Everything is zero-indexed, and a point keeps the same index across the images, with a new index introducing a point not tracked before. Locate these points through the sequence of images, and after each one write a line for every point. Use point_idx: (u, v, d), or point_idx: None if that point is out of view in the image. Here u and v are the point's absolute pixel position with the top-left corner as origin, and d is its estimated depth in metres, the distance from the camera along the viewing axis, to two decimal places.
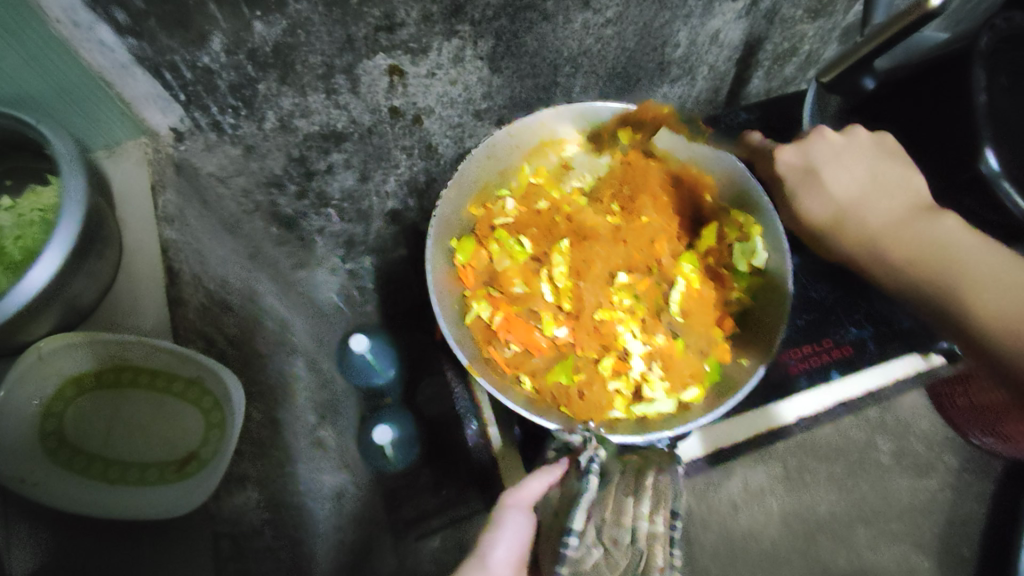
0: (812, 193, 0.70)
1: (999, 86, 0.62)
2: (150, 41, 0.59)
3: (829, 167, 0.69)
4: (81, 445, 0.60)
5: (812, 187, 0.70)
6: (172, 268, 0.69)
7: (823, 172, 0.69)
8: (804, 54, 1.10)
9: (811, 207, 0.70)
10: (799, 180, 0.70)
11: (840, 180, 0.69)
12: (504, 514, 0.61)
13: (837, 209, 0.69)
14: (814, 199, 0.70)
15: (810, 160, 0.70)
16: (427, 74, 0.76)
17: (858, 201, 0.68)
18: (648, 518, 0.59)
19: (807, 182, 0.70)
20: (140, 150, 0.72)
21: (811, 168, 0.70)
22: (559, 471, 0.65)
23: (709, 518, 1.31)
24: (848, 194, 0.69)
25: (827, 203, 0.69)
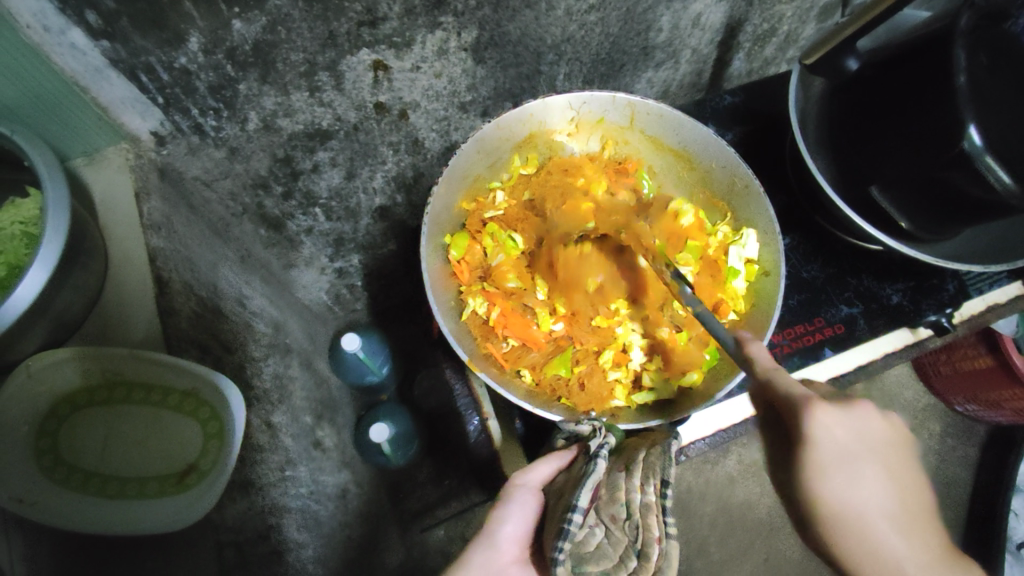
0: (851, 494, 0.45)
1: (980, 63, 0.63)
2: (123, 43, 0.57)
3: (846, 475, 0.45)
4: (76, 461, 0.59)
5: (847, 488, 0.45)
6: (161, 278, 0.67)
7: (855, 495, 0.45)
8: (783, 35, 1.08)
9: (846, 502, 0.45)
10: (836, 465, 0.45)
11: (863, 501, 0.45)
12: (512, 492, 0.63)
13: (873, 551, 0.44)
14: (847, 488, 0.45)
15: (852, 446, 0.45)
16: (411, 67, 0.75)
17: (892, 526, 0.45)
18: (641, 490, 0.56)
19: (850, 479, 0.45)
20: (121, 156, 0.70)
21: (850, 454, 0.45)
22: (569, 455, 0.65)
23: (707, 493, 1.33)
24: (869, 511, 0.45)
25: (866, 527, 0.45)
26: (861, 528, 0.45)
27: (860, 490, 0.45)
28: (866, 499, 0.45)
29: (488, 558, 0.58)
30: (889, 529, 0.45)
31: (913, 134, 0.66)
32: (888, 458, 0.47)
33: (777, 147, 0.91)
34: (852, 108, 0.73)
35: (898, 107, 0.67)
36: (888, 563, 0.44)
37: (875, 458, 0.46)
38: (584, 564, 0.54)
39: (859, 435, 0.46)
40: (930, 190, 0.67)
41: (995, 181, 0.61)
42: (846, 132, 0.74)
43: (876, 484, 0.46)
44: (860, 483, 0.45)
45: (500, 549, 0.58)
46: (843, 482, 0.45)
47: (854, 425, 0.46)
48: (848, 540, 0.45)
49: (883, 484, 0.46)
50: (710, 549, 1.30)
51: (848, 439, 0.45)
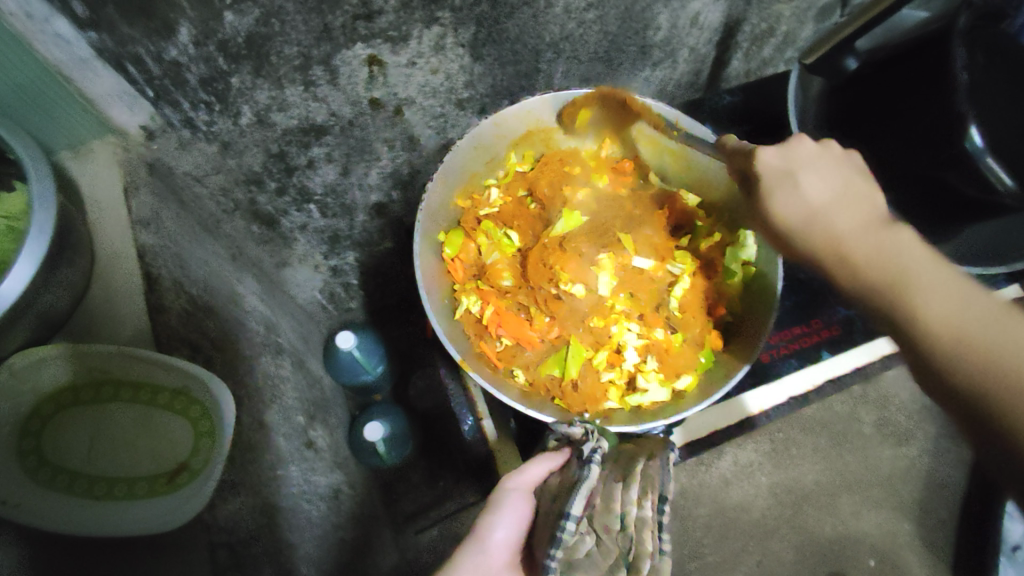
0: (791, 193, 0.57)
1: (977, 63, 0.63)
2: (111, 32, 0.56)
3: (808, 173, 0.57)
4: (62, 462, 0.58)
5: (789, 193, 0.57)
6: (150, 274, 0.66)
7: (799, 192, 0.57)
8: (781, 35, 1.08)
9: (804, 193, 0.57)
10: (809, 220, 0.56)
11: (816, 187, 0.57)
12: (503, 495, 0.61)
13: (914, 282, 0.52)
14: (810, 179, 0.57)
15: (793, 161, 0.58)
16: (407, 63, 0.74)
17: (846, 226, 0.56)
18: (637, 503, 0.55)
19: (788, 180, 0.57)
20: (109, 150, 0.69)
21: (788, 169, 0.57)
22: (560, 457, 0.64)
23: (702, 494, 1.33)
24: (823, 200, 0.56)
25: (810, 216, 0.56)
26: (803, 206, 0.57)
27: (823, 181, 0.57)
28: (816, 187, 0.57)
29: (477, 563, 0.56)
30: (828, 217, 0.56)
31: (909, 136, 0.66)
32: (851, 171, 0.58)
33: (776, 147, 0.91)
34: (850, 107, 0.73)
35: (897, 106, 0.67)
36: (856, 262, 0.54)
37: (828, 168, 0.58)
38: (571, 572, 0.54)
39: (839, 169, 0.58)
40: (926, 190, 0.68)
41: (995, 183, 0.60)
42: (844, 132, 0.74)
43: (826, 191, 0.57)
44: (807, 176, 0.57)
45: (491, 555, 0.57)
46: (795, 183, 0.57)
47: (797, 158, 0.58)
48: (824, 243, 0.56)
49: (817, 185, 0.57)
50: (703, 551, 1.30)
51: (809, 182, 0.57)
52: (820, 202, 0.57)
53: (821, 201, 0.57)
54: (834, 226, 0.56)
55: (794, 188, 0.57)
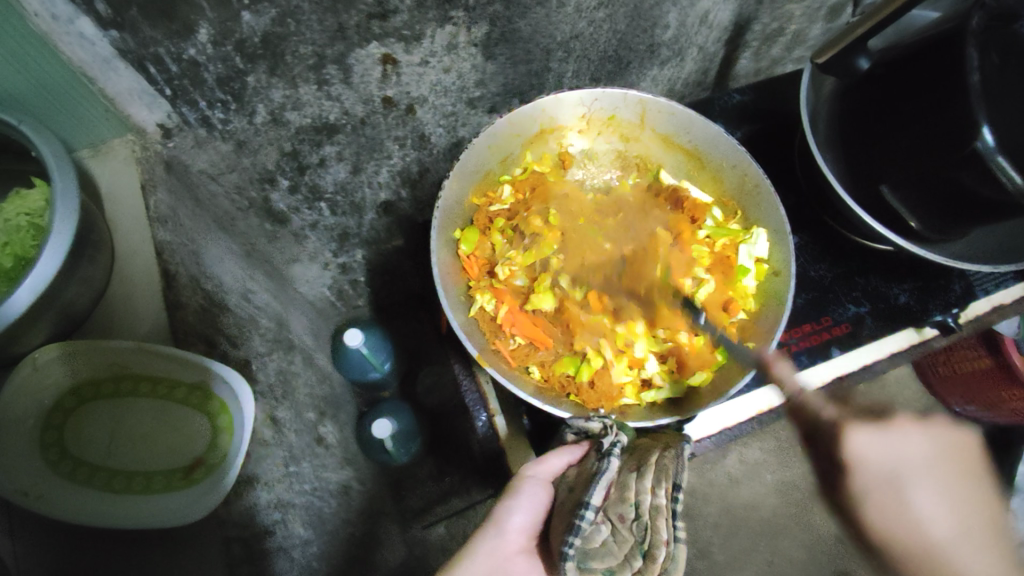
0: (906, 512, 0.54)
1: (992, 64, 0.62)
2: (132, 33, 0.57)
3: (913, 481, 0.55)
4: (83, 455, 0.59)
5: (892, 507, 0.55)
6: (167, 270, 0.67)
7: (908, 509, 0.54)
8: (790, 35, 1.08)
9: (933, 522, 0.54)
10: (887, 491, 0.55)
11: (925, 504, 0.55)
12: (521, 484, 0.63)
13: (944, 563, 0.52)
14: (879, 457, 0.56)
15: (896, 464, 0.56)
16: (420, 62, 0.74)
17: (949, 538, 0.53)
18: (651, 491, 0.55)
19: (894, 493, 0.55)
20: (127, 147, 0.70)
21: (892, 473, 0.56)
22: (581, 449, 0.64)
23: (708, 492, 1.34)
24: (938, 536, 0.53)
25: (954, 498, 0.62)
26: (917, 526, 0.53)
27: (935, 504, 0.55)
28: (932, 504, 0.55)
29: (495, 546, 0.58)
30: (936, 535, 0.53)
31: (923, 133, 0.66)
32: (952, 472, 0.58)
33: (785, 146, 0.91)
34: (861, 107, 0.74)
35: (907, 108, 0.68)
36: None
37: (884, 453, 0.56)
38: (588, 559, 0.55)
39: (922, 476, 0.56)
40: (937, 189, 0.68)
41: (1005, 181, 0.61)
42: (857, 130, 0.74)
43: (947, 496, 0.56)
44: (920, 493, 0.55)
45: (510, 541, 0.59)
46: (900, 491, 0.55)
47: (884, 460, 0.56)
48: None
49: (926, 491, 0.55)
50: (710, 550, 1.30)
51: (886, 463, 0.56)
52: (936, 535, 0.53)
53: (937, 524, 0.54)
54: (950, 539, 0.53)
55: (904, 503, 0.54)
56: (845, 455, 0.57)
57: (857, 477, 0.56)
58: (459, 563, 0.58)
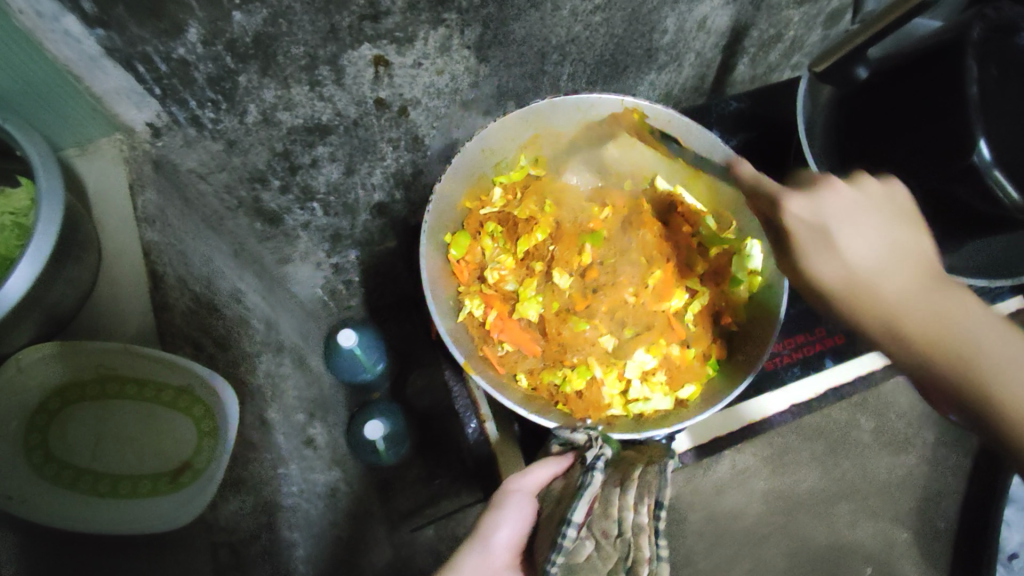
0: (850, 234, 0.54)
1: (990, 76, 0.62)
2: (120, 31, 0.56)
3: (846, 229, 0.54)
4: (68, 458, 0.58)
5: (820, 249, 0.55)
6: (154, 271, 0.66)
7: (852, 233, 0.54)
8: (788, 41, 1.07)
9: (857, 253, 0.54)
10: (841, 220, 0.55)
11: (859, 247, 0.54)
12: (506, 497, 0.62)
13: (876, 299, 0.53)
14: (849, 236, 0.54)
15: (826, 220, 0.55)
16: (413, 64, 0.73)
17: (877, 272, 0.54)
18: (634, 509, 0.55)
19: (823, 240, 0.55)
20: (115, 147, 0.69)
21: (823, 228, 0.55)
22: (565, 461, 0.64)
23: (697, 499, 1.30)
24: (867, 267, 0.53)
25: (848, 271, 0.54)
26: (860, 275, 0.53)
27: (865, 242, 0.54)
28: (926, 299, 0.52)
29: (481, 563, 0.57)
30: (868, 267, 0.53)
31: (920, 145, 0.66)
32: (891, 214, 0.57)
33: (781, 154, 0.90)
34: (857, 116, 0.73)
35: (904, 118, 0.68)
36: (973, 354, 0.50)
37: (863, 209, 0.56)
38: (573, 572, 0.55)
39: (859, 233, 0.55)
40: (934, 202, 0.67)
41: (1002, 195, 0.61)
42: (855, 140, 0.74)
43: (881, 236, 0.55)
44: (850, 228, 0.54)
45: (494, 557, 0.58)
46: (833, 245, 0.54)
47: (823, 207, 0.56)
48: (989, 378, 0.49)
49: (870, 230, 0.55)
50: (698, 555, 1.30)
51: (861, 232, 0.55)
52: (864, 266, 0.54)
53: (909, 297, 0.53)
54: (882, 268, 0.54)
55: (838, 252, 0.54)
56: (786, 223, 0.56)
57: (799, 236, 0.55)
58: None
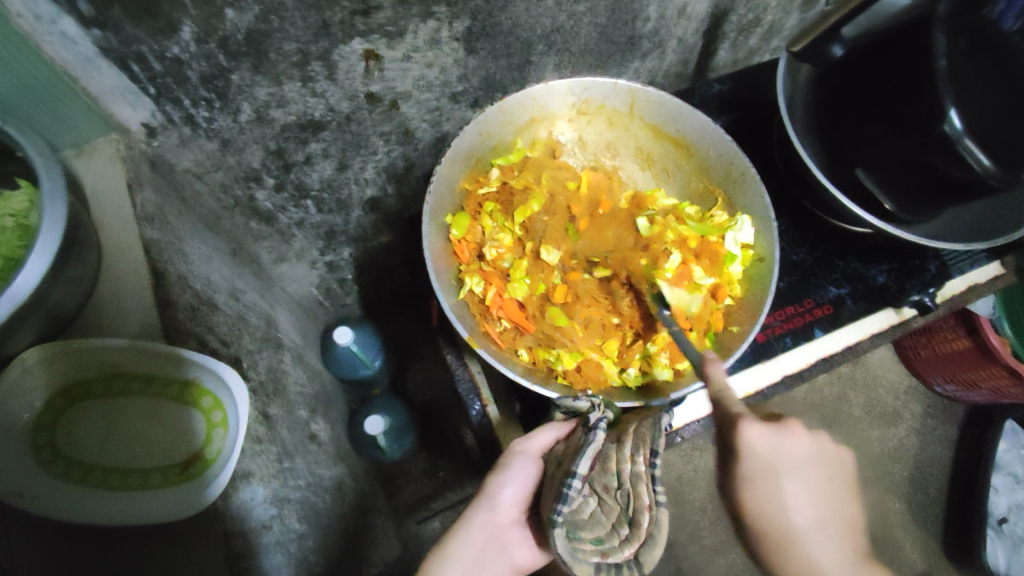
0: (774, 498, 0.53)
1: (959, 48, 0.67)
2: (116, 32, 0.57)
3: (779, 484, 0.53)
4: (77, 456, 0.59)
5: (770, 495, 0.53)
6: (156, 268, 0.67)
7: (783, 494, 0.53)
8: (767, 25, 1.10)
9: (785, 513, 0.53)
10: (768, 474, 0.53)
11: (798, 504, 0.53)
12: (512, 458, 0.66)
13: (783, 531, 0.53)
14: (790, 496, 0.53)
15: (779, 459, 0.53)
16: (404, 57, 0.75)
17: (799, 534, 0.53)
18: (631, 460, 0.58)
19: (772, 480, 0.53)
20: (111, 147, 0.69)
21: (776, 466, 0.53)
22: (567, 424, 0.67)
23: (698, 478, 1.36)
24: (795, 525, 0.53)
25: (779, 522, 0.53)
26: (809, 560, 0.52)
27: (807, 495, 0.54)
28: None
29: (489, 519, 0.65)
30: (803, 533, 0.53)
31: (893, 119, 0.69)
32: (830, 477, 0.56)
33: (761, 134, 0.92)
34: (836, 92, 0.76)
35: (880, 93, 0.70)
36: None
37: (795, 463, 0.54)
38: (578, 530, 0.55)
39: (796, 477, 0.54)
40: (909, 172, 0.70)
41: (972, 163, 0.64)
42: (835, 114, 0.76)
43: (811, 494, 0.54)
44: (789, 494, 0.53)
45: (500, 512, 0.65)
46: (774, 490, 0.53)
47: (778, 449, 0.54)
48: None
49: (808, 502, 0.54)
50: (701, 534, 1.33)
51: (799, 488, 0.54)
52: (792, 521, 0.53)
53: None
54: (833, 566, 0.53)
55: (779, 497, 0.53)
56: (738, 455, 0.53)
57: (745, 466, 0.53)
58: (457, 536, 0.65)
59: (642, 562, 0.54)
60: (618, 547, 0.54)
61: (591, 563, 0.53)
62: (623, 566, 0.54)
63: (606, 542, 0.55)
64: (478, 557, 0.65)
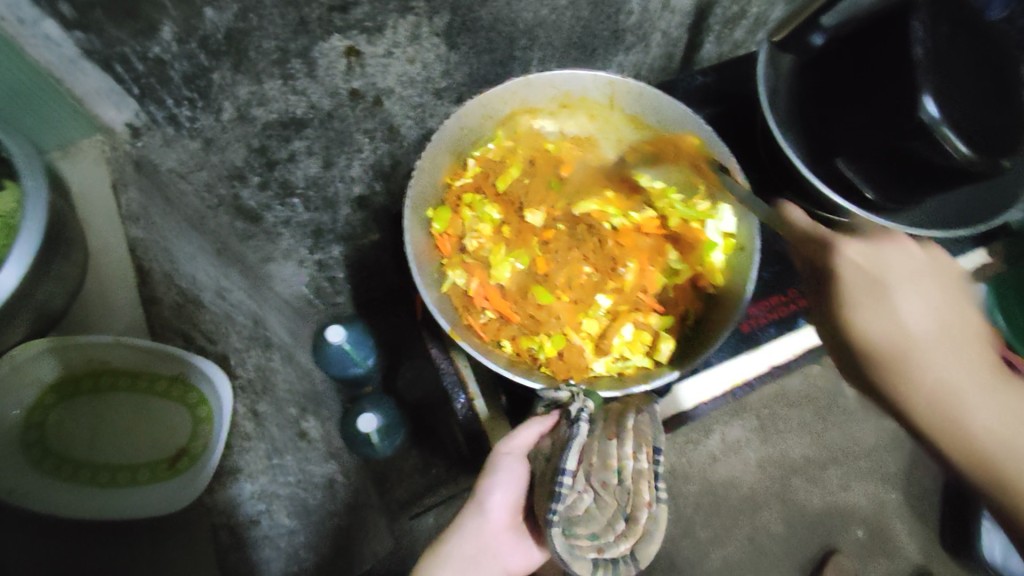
0: (881, 309, 0.60)
1: (941, 34, 0.67)
2: (98, 34, 0.57)
3: (903, 290, 0.60)
4: (66, 453, 0.60)
5: (878, 312, 0.60)
6: (141, 267, 0.68)
7: (901, 305, 0.60)
8: (752, 18, 1.10)
9: (902, 317, 0.60)
10: (870, 287, 0.60)
11: (914, 312, 0.60)
12: (499, 459, 0.66)
13: (903, 341, 0.59)
14: (908, 308, 0.60)
15: (884, 270, 0.60)
16: (384, 53, 0.75)
17: (933, 338, 0.59)
18: (633, 456, 0.59)
19: (879, 295, 0.60)
20: (97, 148, 0.69)
21: (880, 278, 0.60)
22: (551, 417, 0.67)
23: (690, 473, 1.36)
24: (917, 329, 0.59)
25: (894, 329, 0.60)
26: (929, 366, 0.59)
27: (924, 305, 0.60)
28: (983, 397, 0.58)
29: (479, 523, 0.66)
30: (920, 337, 0.59)
31: (875, 106, 0.68)
32: (941, 281, 0.62)
33: (746, 125, 0.93)
34: (819, 79, 0.76)
35: (860, 79, 0.70)
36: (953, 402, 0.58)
37: (900, 279, 0.60)
38: (574, 526, 0.54)
39: (903, 286, 0.60)
40: (890, 159, 0.70)
41: (952, 152, 0.64)
42: (821, 101, 0.76)
43: (933, 301, 0.60)
44: (907, 301, 0.60)
45: (491, 516, 0.66)
46: (885, 302, 0.60)
47: (875, 262, 0.61)
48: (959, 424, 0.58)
49: (936, 321, 0.60)
50: (695, 527, 1.33)
51: (920, 297, 0.60)
52: (919, 329, 0.59)
53: (934, 381, 0.59)
54: (932, 359, 0.59)
55: (889, 302, 0.59)
56: (837, 270, 0.61)
57: (842, 284, 0.61)
58: (447, 542, 0.66)
59: (638, 557, 0.55)
60: (614, 543, 0.54)
61: (587, 560, 0.54)
62: (619, 561, 0.55)
63: (602, 538, 0.54)
64: (468, 563, 0.65)
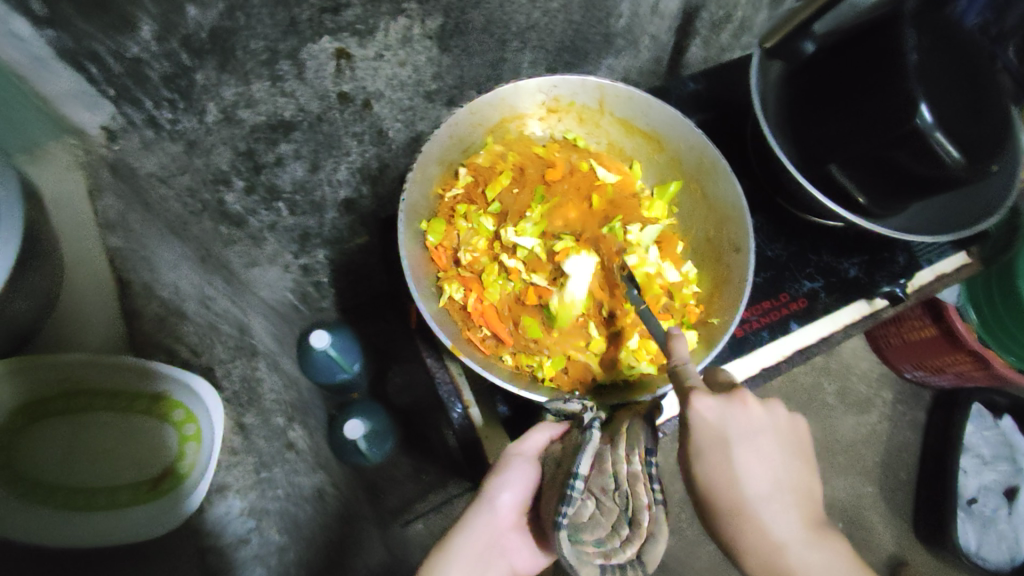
0: (717, 464, 0.51)
1: (925, 45, 0.69)
2: (67, 29, 0.54)
3: (730, 450, 0.51)
4: (37, 475, 0.55)
5: (720, 466, 0.51)
6: (121, 278, 0.64)
7: (727, 467, 0.51)
8: (738, 22, 1.10)
9: (728, 482, 0.51)
10: (719, 444, 0.51)
11: (745, 471, 0.51)
12: (510, 460, 0.67)
13: (733, 506, 0.51)
14: (717, 470, 0.51)
15: (728, 428, 0.51)
16: (375, 55, 0.73)
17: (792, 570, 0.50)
18: (627, 459, 0.56)
19: (723, 452, 0.51)
20: (69, 153, 0.64)
21: (729, 436, 0.51)
22: (561, 425, 0.69)
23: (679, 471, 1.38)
24: (750, 489, 0.51)
25: (735, 492, 0.51)
26: (768, 553, 0.50)
27: (756, 462, 0.51)
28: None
29: (489, 523, 0.65)
30: (749, 496, 0.51)
31: (865, 115, 0.69)
32: (793, 448, 0.54)
33: (737, 131, 0.93)
34: (807, 87, 0.77)
35: (850, 87, 0.71)
36: None
37: (736, 438, 0.51)
38: (580, 532, 0.54)
39: (724, 459, 0.51)
40: (880, 168, 0.71)
41: (944, 155, 0.66)
42: (807, 109, 0.76)
43: (754, 473, 0.51)
44: (739, 461, 0.51)
45: (500, 516, 0.66)
46: (727, 459, 0.51)
47: (719, 427, 0.51)
48: None
49: (777, 519, 0.51)
50: (684, 527, 1.35)
51: (737, 460, 0.51)
52: (752, 489, 0.51)
53: None
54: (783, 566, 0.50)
55: (720, 462, 0.51)
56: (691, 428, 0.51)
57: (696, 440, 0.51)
58: (455, 541, 0.63)
59: (646, 561, 0.52)
60: (620, 548, 0.53)
61: (595, 565, 0.52)
62: (626, 566, 0.53)
63: (608, 544, 0.53)
64: (478, 561, 0.63)
